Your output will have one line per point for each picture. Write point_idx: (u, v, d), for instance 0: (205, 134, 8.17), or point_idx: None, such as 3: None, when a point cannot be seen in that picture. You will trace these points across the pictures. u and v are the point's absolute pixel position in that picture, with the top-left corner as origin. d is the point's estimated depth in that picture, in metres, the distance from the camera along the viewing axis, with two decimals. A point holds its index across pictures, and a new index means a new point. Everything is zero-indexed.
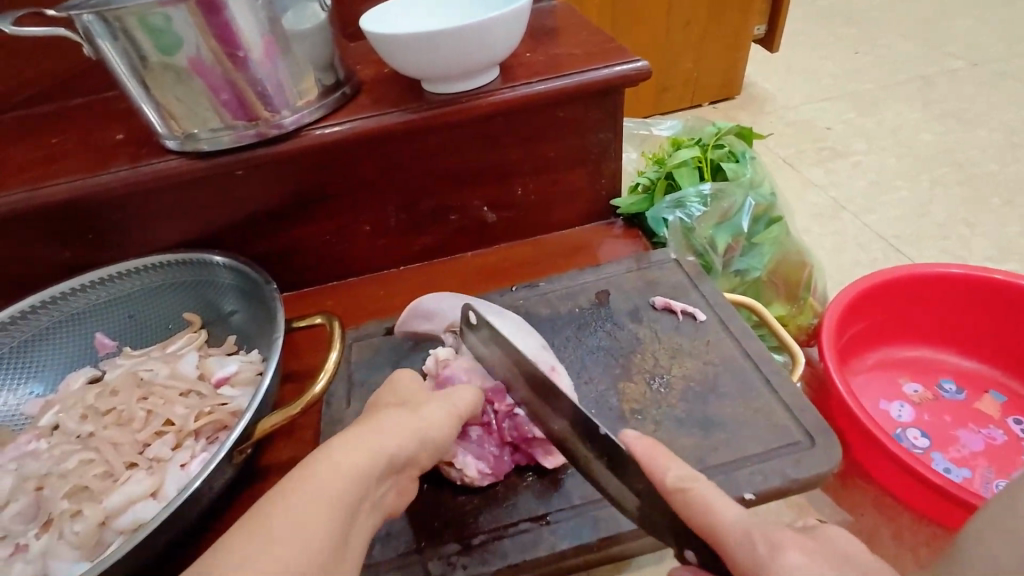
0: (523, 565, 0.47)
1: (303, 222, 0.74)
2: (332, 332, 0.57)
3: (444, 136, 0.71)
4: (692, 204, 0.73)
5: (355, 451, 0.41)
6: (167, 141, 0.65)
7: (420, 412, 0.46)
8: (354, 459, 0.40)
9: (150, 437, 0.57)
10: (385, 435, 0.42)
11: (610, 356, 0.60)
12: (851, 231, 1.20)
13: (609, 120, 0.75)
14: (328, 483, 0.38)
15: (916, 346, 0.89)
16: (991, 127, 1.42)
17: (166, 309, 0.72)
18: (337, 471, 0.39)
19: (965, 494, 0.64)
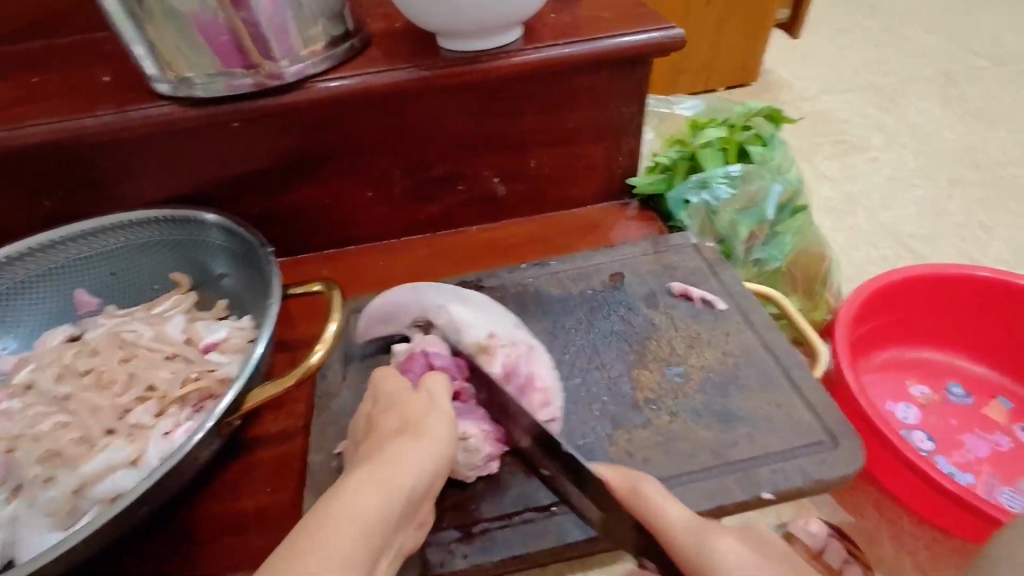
0: (527, 557, 0.45)
1: (302, 183, 0.70)
2: (331, 300, 0.54)
3: (458, 99, 0.67)
4: (717, 185, 0.70)
5: (367, 490, 0.36)
6: (158, 85, 0.60)
7: (425, 432, 0.42)
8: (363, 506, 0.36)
9: (132, 402, 0.53)
10: (397, 470, 0.38)
11: (623, 342, 0.57)
12: (864, 227, 1.18)
13: (634, 92, 0.71)
14: (343, 535, 0.34)
15: (927, 348, 0.87)
16: (1011, 128, 1.39)
17: (153, 268, 0.67)
18: (352, 516, 0.35)
19: (993, 510, 0.63)
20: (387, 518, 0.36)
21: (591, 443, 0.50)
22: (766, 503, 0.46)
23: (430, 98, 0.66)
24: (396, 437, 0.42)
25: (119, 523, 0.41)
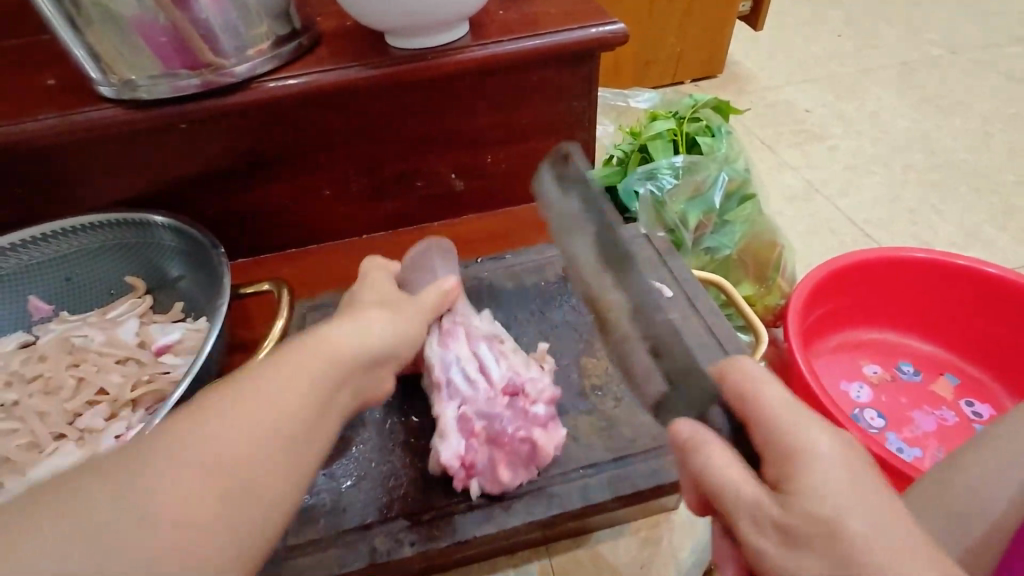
0: (473, 542, 0.46)
1: (258, 183, 0.70)
2: (280, 299, 0.54)
3: (407, 96, 0.67)
4: (663, 176, 0.71)
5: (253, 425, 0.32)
6: (101, 88, 0.60)
7: (363, 324, 0.44)
8: (230, 415, 0.32)
9: (82, 406, 0.53)
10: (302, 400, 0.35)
11: (573, 332, 0.58)
12: (824, 215, 1.21)
13: (584, 87, 0.72)
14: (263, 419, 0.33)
15: (879, 329, 0.90)
16: (965, 116, 1.43)
17: (107, 273, 0.67)
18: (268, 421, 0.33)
19: (908, 469, 0.66)
20: (276, 467, 0.32)
21: None
22: None
23: (380, 96, 0.66)
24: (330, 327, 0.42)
25: None
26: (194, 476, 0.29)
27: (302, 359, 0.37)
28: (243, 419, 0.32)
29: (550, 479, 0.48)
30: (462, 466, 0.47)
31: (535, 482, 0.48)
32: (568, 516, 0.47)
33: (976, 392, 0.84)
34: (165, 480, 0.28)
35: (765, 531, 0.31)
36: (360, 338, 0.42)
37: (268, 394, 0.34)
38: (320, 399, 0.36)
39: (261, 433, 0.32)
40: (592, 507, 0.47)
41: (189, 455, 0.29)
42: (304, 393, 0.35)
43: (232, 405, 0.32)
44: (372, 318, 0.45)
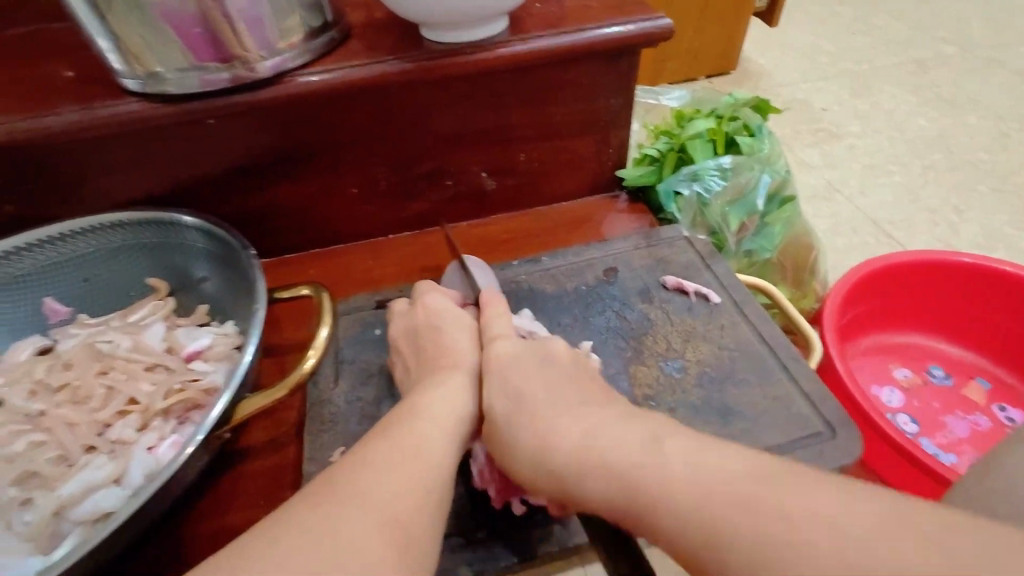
0: (531, 562, 0.44)
1: (285, 182, 0.67)
2: (321, 303, 0.51)
3: (442, 92, 0.65)
4: (709, 177, 0.69)
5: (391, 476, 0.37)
6: (126, 80, 0.57)
7: (474, 372, 0.47)
8: (380, 465, 0.37)
9: (112, 417, 0.50)
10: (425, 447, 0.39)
11: (619, 338, 0.57)
12: (844, 215, 1.19)
13: (622, 84, 0.70)
14: (405, 465, 0.38)
15: (908, 332, 0.89)
16: (981, 114, 1.43)
17: (128, 275, 0.65)
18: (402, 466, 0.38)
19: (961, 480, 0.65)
20: (429, 503, 0.37)
21: None
22: None
23: (415, 92, 0.64)
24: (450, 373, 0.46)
25: (103, 548, 0.39)
26: (371, 529, 0.33)
27: (435, 413, 0.42)
28: (394, 470, 0.37)
29: None
30: (500, 487, 0.46)
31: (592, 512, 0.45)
32: None
33: (1009, 397, 0.83)
34: (336, 531, 0.33)
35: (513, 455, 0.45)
36: (472, 390, 0.45)
37: (408, 441, 0.39)
38: (453, 443, 0.41)
39: (411, 476, 0.37)
40: None
41: (351, 507, 0.34)
42: (438, 438, 0.41)
43: (380, 458, 0.38)
44: (480, 364, 0.48)
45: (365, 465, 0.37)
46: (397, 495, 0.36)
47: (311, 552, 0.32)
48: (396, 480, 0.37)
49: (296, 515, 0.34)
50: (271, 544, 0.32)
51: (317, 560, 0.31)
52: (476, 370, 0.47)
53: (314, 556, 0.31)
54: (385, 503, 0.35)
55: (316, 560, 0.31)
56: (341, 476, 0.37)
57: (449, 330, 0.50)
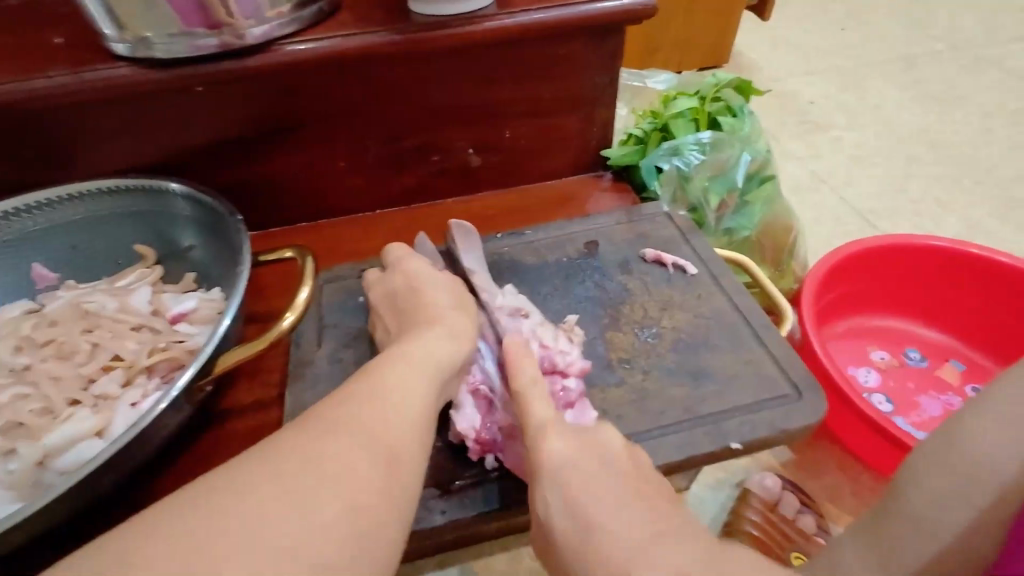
0: (502, 511, 0.46)
1: (272, 153, 0.68)
2: (304, 265, 0.52)
3: (428, 65, 0.66)
4: (689, 151, 0.71)
5: (373, 413, 0.38)
6: (115, 45, 0.57)
7: (452, 327, 0.48)
8: (361, 409, 0.38)
9: (97, 373, 0.51)
10: (404, 389, 0.41)
11: (598, 307, 0.58)
12: (829, 204, 1.21)
13: (608, 62, 0.71)
14: (387, 404, 0.39)
15: (887, 316, 0.91)
16: (967, 110, 1.45)
17: (115, 243, 0.65)
18: (382, 405, 0.39)
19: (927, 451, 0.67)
20: (407, 438, 0.38)
21: None
22: (734, 454, 0.47)
23: (403, 66, 0.65)
24: (430, 329, 0.47)
25: (84, 488, 0.40)
26: (354, 462, 0.35)
27: (416, 363, 0.43)
28: (375, 409, 0.38)
29: None
30: (478, 438, 0.47)
31: None
32: None
33: (982, 378, 0.85)
34: (315, 470, 0.33)
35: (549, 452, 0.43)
36: (451, 344, 0.47)
37: (389, 388, 0.40)
38: (430, 387, 0.42)
39: (390, 420, 0.38)
40: None
41: (331, 446, 0.35)
42: (418, 386, 0.42)
43: (361, 402, 0.38)
44: (457, 318, 0.50)
45: (347, 409, 0.38)
46: (377, 438, 0.36)
47: (294, 480, 0.33)
48: (376, 422, 0.37)
49: (276, 453, 0.34)
50: (250, 478, 0.32)
51: (294, 495, 0.32)
52: (455, 326, 0.49)
53: (292, 491, 0.32)
54: (365, 446, 0.36)
55: (292, 497, 0.32)
56: (322, 418, 0.37)
57: (425, 291, 0.52)
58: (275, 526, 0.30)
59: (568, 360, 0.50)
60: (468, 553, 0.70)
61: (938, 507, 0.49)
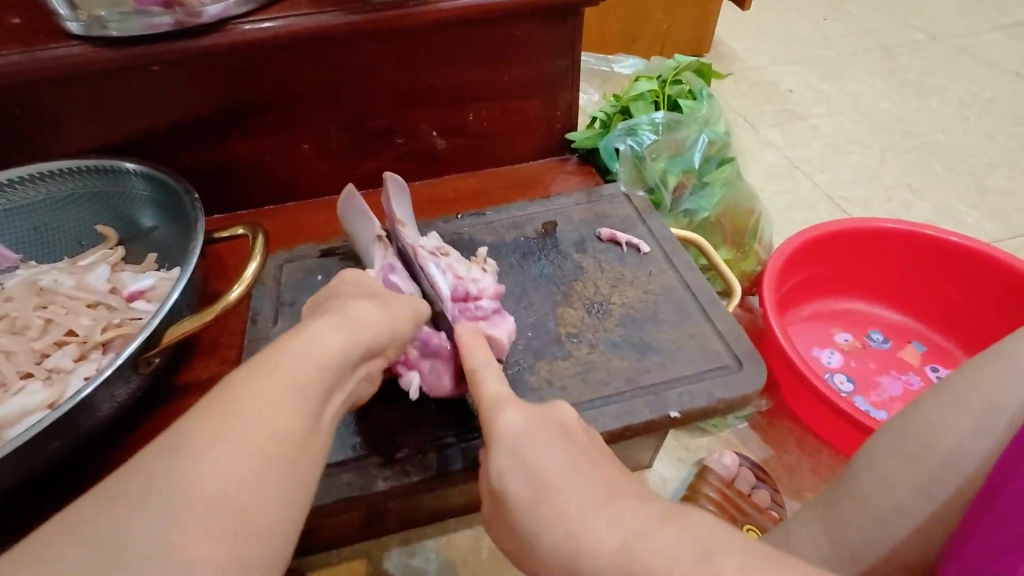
0: (445, 478, 0.47)
1: (233, 135, 0.69)
2: (255, 242, 0.53)
3: (387, 46, 0.66)
4: (644, 132, 0.72)
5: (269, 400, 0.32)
6: (69, 24, 0.58)
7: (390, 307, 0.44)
8: (286, 370, 0.34)
9: (50, 347, 0.53)
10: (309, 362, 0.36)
11: (551, 284, 0.59)
12: (803, 191, 1.22)
13: (568, 45, 0.72)
14: (291, 384, 0.34)
15: (852, 299, 0.92)
16: (942, 99, 1.46)
17: (76, 224, 0.65)
18: (280, 386, 0.34)
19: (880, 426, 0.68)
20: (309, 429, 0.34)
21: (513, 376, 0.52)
22: (674, 423, 0.49)
23: (361, 48, 0.65)
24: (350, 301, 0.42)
25: (27, 454, 0.41)
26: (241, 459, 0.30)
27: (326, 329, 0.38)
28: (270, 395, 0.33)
29: None
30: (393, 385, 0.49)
31: None
32: None
33: (942, 359, 0.87)
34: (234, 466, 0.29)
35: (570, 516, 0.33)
36: (383, 319, 0.42)
37: (297, 358, 0.35)
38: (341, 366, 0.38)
39: (301, 393, 0.34)
40: None
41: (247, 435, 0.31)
42: (330, 347, 0.37)
43: (260, 382, 0.33)
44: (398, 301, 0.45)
45: (246, 393, 0.32)
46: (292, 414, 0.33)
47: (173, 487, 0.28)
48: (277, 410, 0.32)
49: (174, 457, 0.29)
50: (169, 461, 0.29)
51: (216, 499, 0.28)
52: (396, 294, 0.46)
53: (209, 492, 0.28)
54: (305, 417, 0.34)
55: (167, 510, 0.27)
56: (218, 411, 0.31)
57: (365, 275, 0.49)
58: (202, 533, 0.27)
59: (481, 286, 0.55)
60: (430, 530, 0.71)
61: None
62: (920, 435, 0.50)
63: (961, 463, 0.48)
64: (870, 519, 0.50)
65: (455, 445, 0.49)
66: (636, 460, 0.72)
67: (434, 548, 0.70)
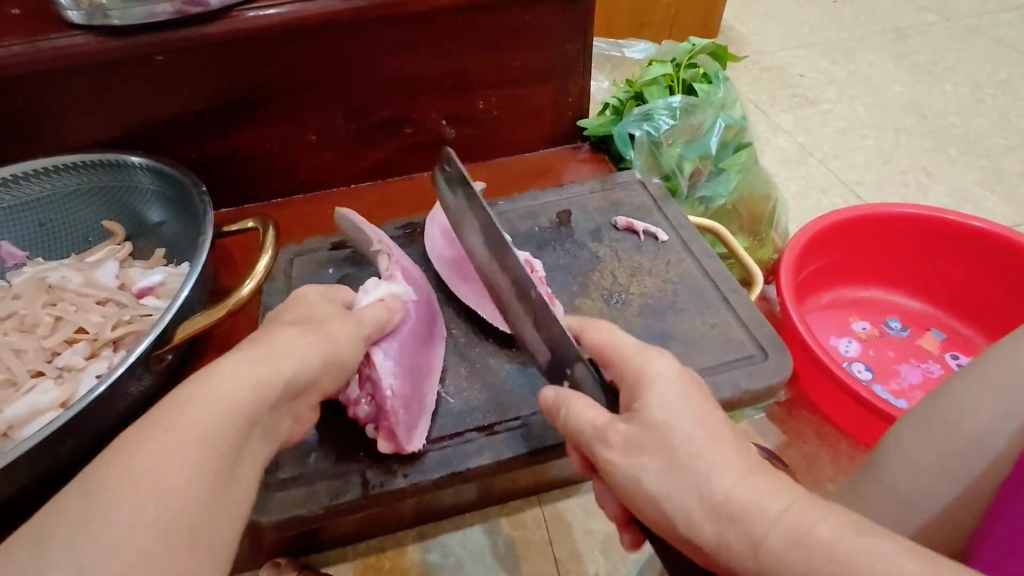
0: (466, 474, 0.46)
1: (239, 125, 0.67)
2: (265, 235, 0.52)
3: (393, 33, 0.64)
4: (660, 117, 0.70)
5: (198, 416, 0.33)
6: (70, 13, 0.56)
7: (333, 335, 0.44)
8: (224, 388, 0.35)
9: (60, 345, 0.52)
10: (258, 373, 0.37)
11: (568, 275, 0.58)
12: (815, 177, 1.20)
13: (579, 29, 0.70)
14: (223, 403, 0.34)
15: (869, 286, 0.90)
16: (957, 81, 1.43)
17: (82, 220, 0.64)
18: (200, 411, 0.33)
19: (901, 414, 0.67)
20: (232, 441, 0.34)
21: (532, 368, 0.51)
22: None
23: (366, 35, 0.64)
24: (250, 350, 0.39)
25: (40, 456, 0.41)
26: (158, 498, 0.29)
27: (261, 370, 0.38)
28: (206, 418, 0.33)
29: (543, 413, 0.49)
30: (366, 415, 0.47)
31: (529, 416, 0.49)
32: (563, 449, 0.47)
33: (961, 346, 0.86)
34: (151, 520, 0.29)
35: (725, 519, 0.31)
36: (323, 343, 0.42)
37: (240, 380, 0.36)
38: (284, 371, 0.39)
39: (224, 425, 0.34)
40: None
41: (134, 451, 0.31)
42: (266, 375, 0.38)
43: (184, 400, 0.34)
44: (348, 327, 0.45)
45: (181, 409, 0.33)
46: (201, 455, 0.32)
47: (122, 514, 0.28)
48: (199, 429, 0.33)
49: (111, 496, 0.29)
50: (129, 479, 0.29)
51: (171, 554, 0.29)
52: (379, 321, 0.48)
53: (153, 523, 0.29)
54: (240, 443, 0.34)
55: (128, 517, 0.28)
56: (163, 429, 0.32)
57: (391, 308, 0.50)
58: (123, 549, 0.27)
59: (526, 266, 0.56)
60: (447, 524, 0.71)
61: (918, 473, 0.47)
62: (954, 421, 0.47)
63: (997, 453, 0.46)
64: (895, 502, 0.47)
65: (475, 438, 0.48)
66: None
67: (450, 542, 0.69)
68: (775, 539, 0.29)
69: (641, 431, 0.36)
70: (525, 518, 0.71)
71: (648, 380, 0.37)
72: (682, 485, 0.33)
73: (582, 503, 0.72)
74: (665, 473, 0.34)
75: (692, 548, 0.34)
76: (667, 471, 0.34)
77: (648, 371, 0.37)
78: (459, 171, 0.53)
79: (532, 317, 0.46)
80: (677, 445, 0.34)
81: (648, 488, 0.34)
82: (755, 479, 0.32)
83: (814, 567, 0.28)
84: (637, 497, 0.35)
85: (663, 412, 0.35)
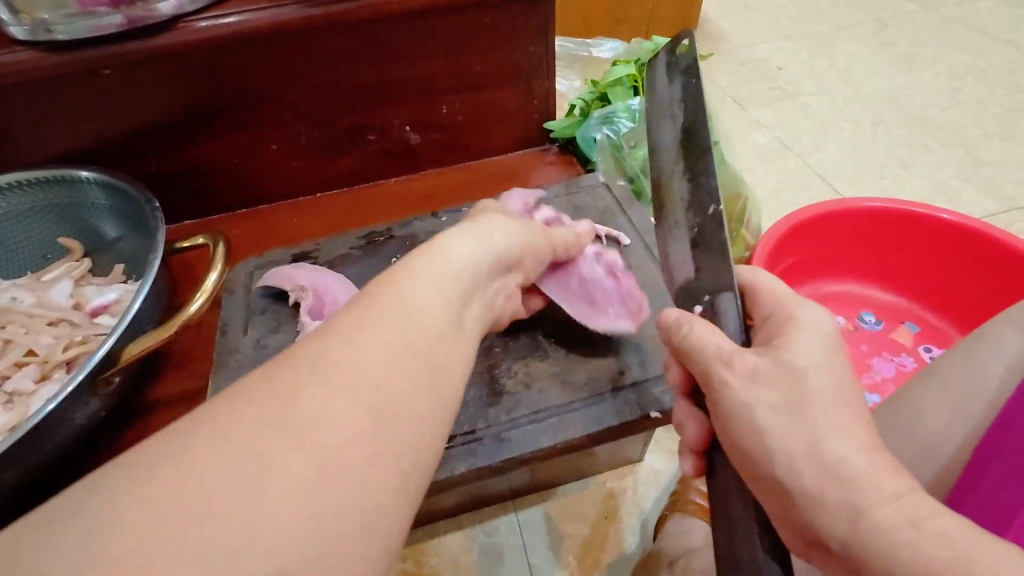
0: (425, 488, 0.46)
1: (197, 138, 0.66)
2: (216, 251, 0.51)
3: (350, 41, 0.63)
4: (620, 119, 0.73)
5: (364, 352, 0.27)
6: (12, 28, 0.55)
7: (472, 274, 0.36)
8: (395, 321, 0.29)
9: (10, 369, 0.51)
10: (425, 307, 0.31)
11: None
12: (793, 171, 1.20)
13: (541, 31, 0.69)
14: (405, 344, 0.28)
15: (843, 281, 0.91)
16: (935, 71, 1.43)
17: (39, 238, 0.63)
18: (374, 346, 0.28)
19: None
20: (419, 399, 0.28)
21: (492, 377, 0.51)
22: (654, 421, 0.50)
23: (324, 43, 0.63)
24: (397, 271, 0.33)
25: None
26: (324, 455, 0.24)
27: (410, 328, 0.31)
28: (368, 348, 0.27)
29: (502, 423, 0.49)
30: None
31: (488, 427, 0.49)
32: (522, 459, 0.48)
33: (935, 339, 0.86)
34: (303, 491, 0.23)
35: (825, 483, 0.31)
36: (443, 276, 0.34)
37: (410, 315, 0.30)
38: (448, 307, 0.32)
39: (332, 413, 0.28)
40: (543, 450, 0.48)
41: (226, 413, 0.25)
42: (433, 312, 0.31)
43: (341, 332, 0.28)
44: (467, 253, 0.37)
45: (336, 357, 0.27)
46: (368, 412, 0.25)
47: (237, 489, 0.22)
48: (378, 366, 0.27)
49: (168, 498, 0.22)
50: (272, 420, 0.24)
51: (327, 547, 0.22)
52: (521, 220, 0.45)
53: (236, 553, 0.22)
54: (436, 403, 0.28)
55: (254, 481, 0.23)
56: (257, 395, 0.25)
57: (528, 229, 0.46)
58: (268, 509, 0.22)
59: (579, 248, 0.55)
60: (422, 533, 0.70)
61: None
62: (913, 426, 0.47)
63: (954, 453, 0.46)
64: None
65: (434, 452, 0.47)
66: (626, 455, 0.71)
67: (425, 552, 0.69)
68: (883, 512, 0.30)
69: (770, 367, 0.35)
70: (499, 525, 0.71)
71: (798, 328, 0.36)
72: (800, 432, 0.33)
73: (556, 508, 0.72)
74: (785, 420, 0.33)
75: (766, 489, 0.34)
76: (788, 417, 0.33)
77: (807, 329, 0.36)
78: (678, 128, 0.48)
79: (696, 232, 0.44)
80: (809, 395, 0.33)
81: (749, 446, 0.34)
82: (871, 455, 0.32)
83: (914, 543, 0.28)
84: (746, 428, 0.34)
85: (808, 363, 0.34)
